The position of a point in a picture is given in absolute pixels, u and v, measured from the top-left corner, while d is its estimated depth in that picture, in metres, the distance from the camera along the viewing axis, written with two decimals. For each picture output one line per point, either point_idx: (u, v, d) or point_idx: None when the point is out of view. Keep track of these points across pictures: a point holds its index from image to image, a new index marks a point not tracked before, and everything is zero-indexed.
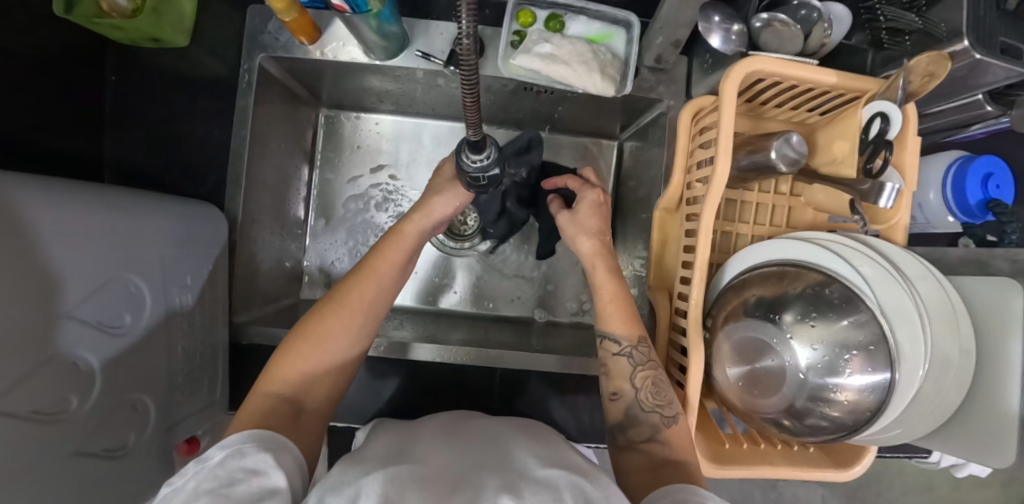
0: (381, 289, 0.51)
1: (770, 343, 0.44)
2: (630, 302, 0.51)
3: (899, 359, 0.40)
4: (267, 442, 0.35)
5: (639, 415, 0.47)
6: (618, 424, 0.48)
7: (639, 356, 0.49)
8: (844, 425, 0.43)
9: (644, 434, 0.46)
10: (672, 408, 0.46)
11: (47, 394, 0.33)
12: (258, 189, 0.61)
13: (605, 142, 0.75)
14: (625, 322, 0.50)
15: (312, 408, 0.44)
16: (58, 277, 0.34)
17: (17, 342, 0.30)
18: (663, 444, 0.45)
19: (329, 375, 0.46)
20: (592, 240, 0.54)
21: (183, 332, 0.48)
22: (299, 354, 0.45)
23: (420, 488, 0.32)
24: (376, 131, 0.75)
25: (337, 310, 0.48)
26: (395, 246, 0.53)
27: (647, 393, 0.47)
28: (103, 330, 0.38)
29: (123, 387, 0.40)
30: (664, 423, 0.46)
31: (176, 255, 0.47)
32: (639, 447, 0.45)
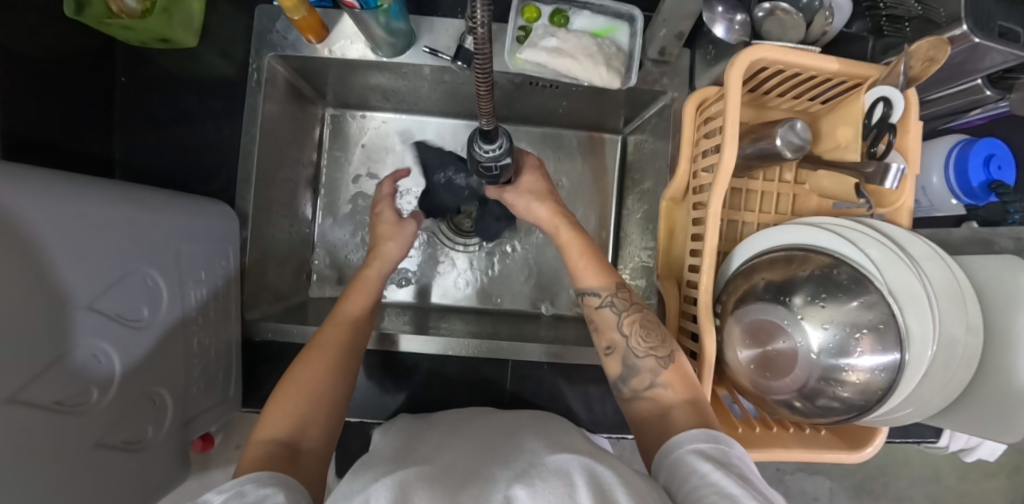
0: (353, 330, 0.52)
1: (782, 325, 0.45)
2: (602, 257, 0.53)
3: (908, 339, 0.41)
4: (269, 480, 0.34)
5: (636, 362, 0.47)
6: (619, 378, 0.48)
7: (621, 303, 0.50)
8: (855, 405, 0.43)
9: (645, 382, 0.46)
10: (666, 349, 0.47)
11: (69, 385, 0.33)
12: (268, 187, 0.61)
13: (608, 137, 0.76)
14: (598, 274, 0.52)
15: (312, 449, 0.42)
16: (78, 269, 0.34)
17: (41, 332, 0.30)
18: (665, 388, 0.45)
19: (323, 415, 0.44)
20: (546, 203, 0.57)
21: (198, 328, 0.48)
22: (288, 399, 0.44)
23: (430, 490, 0.32)
24: (381, 130, 0.75)
25: (316, 353, 0.48)
26: (360, 293, 0.55)
27: (638, 338, 0.48)
28: (122, 323, 0.38)
29: (142, 381, 0.40)
30: (661, 365, 0.46)
31: (191, 252, 0.48)
32: (643, 396, 0.46)
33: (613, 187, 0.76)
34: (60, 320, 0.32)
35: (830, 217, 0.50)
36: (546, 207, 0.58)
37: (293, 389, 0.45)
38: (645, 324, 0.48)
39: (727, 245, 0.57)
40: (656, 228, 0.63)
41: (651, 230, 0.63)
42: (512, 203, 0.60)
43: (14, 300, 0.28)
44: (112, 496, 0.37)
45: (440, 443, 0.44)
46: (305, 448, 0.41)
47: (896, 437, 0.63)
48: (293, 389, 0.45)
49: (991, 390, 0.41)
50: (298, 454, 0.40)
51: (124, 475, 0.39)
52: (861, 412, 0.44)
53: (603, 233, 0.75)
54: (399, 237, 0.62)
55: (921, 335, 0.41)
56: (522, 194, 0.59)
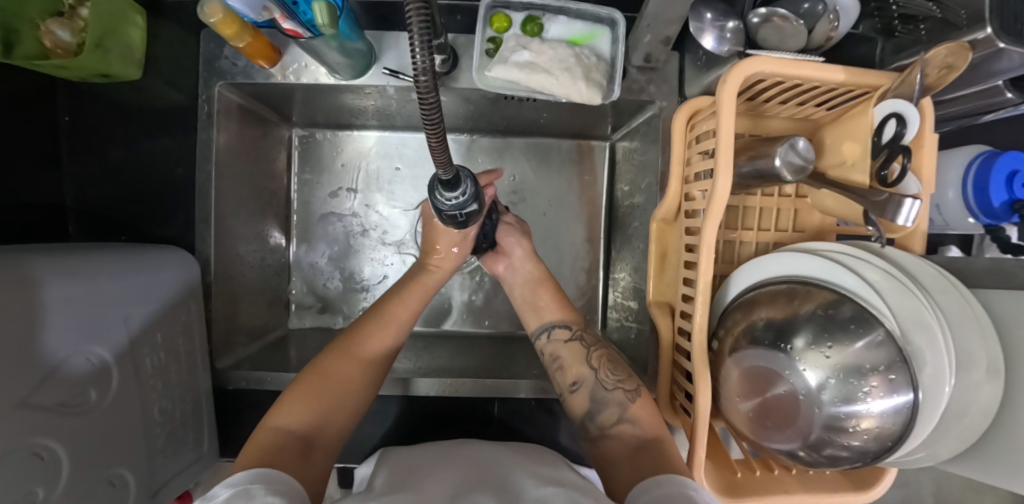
0: (395, 328, 0.50)
1: (781, 373, 0.41)
2: (563, 295, 0.56)
3: (920, 381, 0.38)
4: (279, 484, 0.31)
5: (604, 395, 0.46)
6: (586, 415, 0.47)
7: (588, 338, 0.52)
8: (865, 453, 0.40)
9: (613, 417, 0.45)
10: (631, 382, 0.47)
11: (7, 494, 0.31)
12: (233, 225, 0.57)
13: (596, 143, 0.71)
14: (559, 310, 0.54)
15: (322, 446, 0.40)
16: (0, 367, 0.31)
17: None
18: (632, 423, 0.44)
19: (343, 412, 0.43)
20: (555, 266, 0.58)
21: (158, 393, 0.45)
22: (315, 391, 0.42)
23: None
24: (355, 148, 0.71)
25: (355, 353, 0.46)
26: (412, 293, 0.53)
27: (606, 371, 0.48)
28: (63, 412, 0.35)
29: (96, 465, 0.38)
30: (628, 399, 0.46)
31: (145, 314, 0.44)
32: (612, 433, 0.44)
33: (603, 197, 0.72)
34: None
35: (833, 242, 0.46)
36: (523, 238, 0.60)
37: (321, 382, 0.43)
38: (611, 359, 0.50)
39: (725, 267, 0.53)
40: (646, 249, 0.59)
41: (642, 250, 0.59)
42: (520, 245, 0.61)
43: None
44: None
45: (420, 468, 0.41)
46: (318, 444, 0.39)
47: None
48: (321, 384, 0.43)
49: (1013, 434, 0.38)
50: (309, 448, 0.38)
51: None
52: (866, 456, 0.41)
53: (594, 247, 0.71)
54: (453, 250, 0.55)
55: (937, 373, 0.38)
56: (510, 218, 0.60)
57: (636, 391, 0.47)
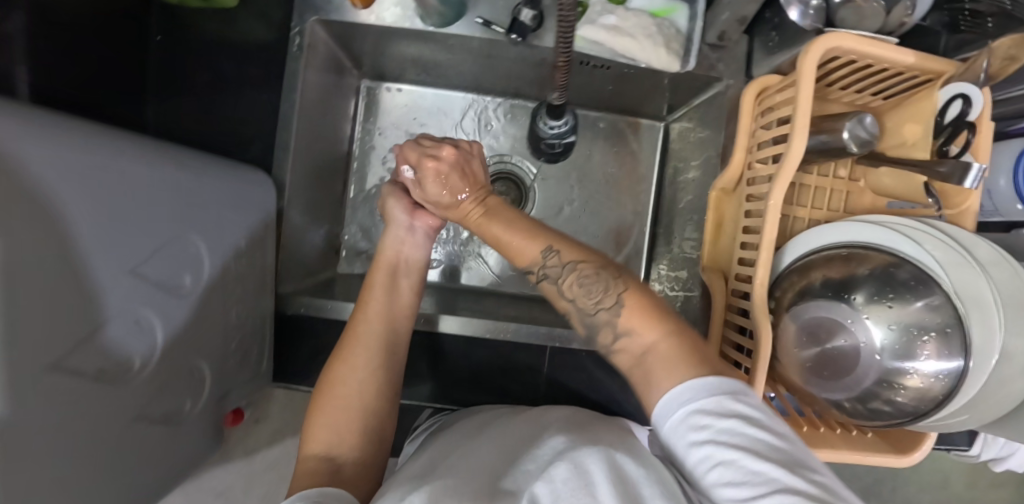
0: (385, 321, 0.49)
1: (844, 323, 0.43)
2: (528, 219, 0.41)
3: (973, 345, 0.40)
4: (329, 500, 0.34)
5: (589, 322, 0.37)
6: (587, 341, 0.38)
7: (555, 269, 0.38)
8: (908, 410, 0.43)
9: (610, 337, 0.36)
10: (612, 295, 0.36)
11: (111, 354, 0.32)
12: (305, 157, 0.59)
13: (650, 123, 0.74)
14: (529, 244, 0.39)
15: (357, 458, 0.42)
16: (114, 234, 0.31)
17: (83, 299, 0.29)
18: (635, 337, 0.34)
19: (364, 418, 0.44)
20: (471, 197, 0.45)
21: (237, 298, 0.46)
22: (331, 401, 0.44)
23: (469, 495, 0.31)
24: (417, 103, 0.73)
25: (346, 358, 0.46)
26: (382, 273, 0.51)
27: (582, 296, 0.37)
28: (167, 290, 0.37)
29: (182, 350, 0.39)
30: (616, 315, 0.35)
31: (234, 217, 0.46)
32: (616, 351, 0.36)
33: (653, 174, 0.74)
34: (94, 291, 0.30)
35: (891, 218, 0.47)
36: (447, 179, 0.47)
37: (332, 397, 0.44)
38: (585, 276, 0.37)
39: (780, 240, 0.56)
40: (700, 220, 0.61)
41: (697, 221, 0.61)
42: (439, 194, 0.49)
43: (35, 272, 0.25)
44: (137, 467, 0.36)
45: (456, 453, 0.41)
46: (352, 462, 0.41)
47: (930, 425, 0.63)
48: (332, 398, 0.44)
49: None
50: (342, 466, 0.41)
51: (159, 443, 0.39)
52: (908, 414, 0.43)
53: (639, 222, 0.74)
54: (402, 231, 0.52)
55: (986, 344, 0.40)
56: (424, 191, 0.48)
57: (620, 293, 0.36)
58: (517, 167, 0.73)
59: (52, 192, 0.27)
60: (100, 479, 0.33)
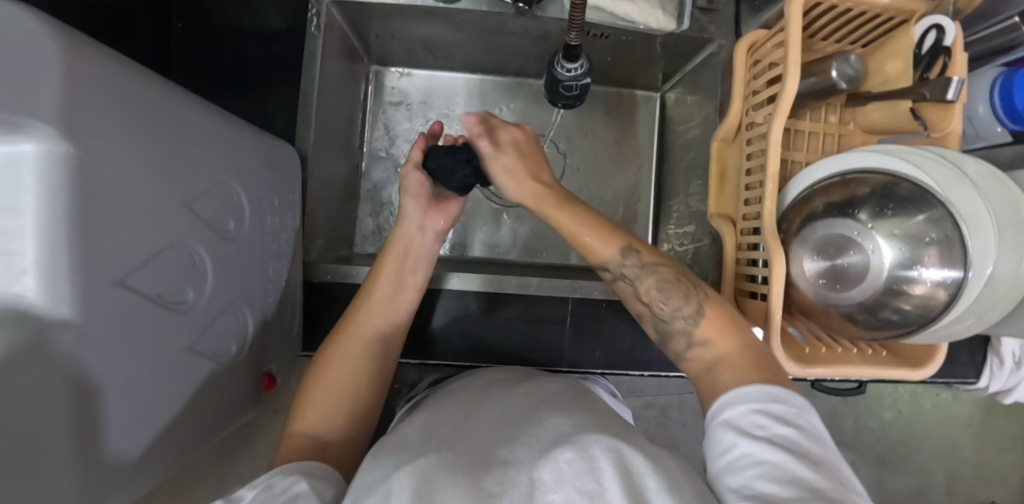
0: (379, 311, 0.51)
1: (852, 237, 0.46)
2: (609, 223, 0.49)
3: (972, 254, 0.42)
4: (298, 473, 0.35)
5: (666, 327, 0.45)
6: (660, 342, 0.46)
7: (632, 271, 0.46)
8: (914, 319, 0.45)
9: (683, 344, 0.43)
10: (692, 307, 0.43)
11: (167, 281, 0.34)
12: (325, 134, 0.61)
13: (647, 96, 0.78)
14: (609, 242, 0.47)
15: (339, 438, 0.43)
16: (169, 167, 0.34)
17: (141, 220, 0.31)
18: (705, 346, 0.42)
19: (353, 397, 0.46)
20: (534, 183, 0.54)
21: (270, 254, 0.48)
22: (322, 381, 0.46)
23: (460, 464, 0.30)
24: (426, 88, 0.76)
25: (343, 341, 0.49)
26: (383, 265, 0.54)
27: (660, 304, 0.45)
28: (212, 230, 0.39)
29: (224, 292, 0.40)
30: (692, 324, 0.43)
31: (266, 177, 0.48)
32: (688, 356, 0.43)
33: (653, 143, 0.78)
34: (156, 213, 0.32)
35: (902, 147, 0.48)
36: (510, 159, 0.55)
37: (324, 375, 0.46)
38: (665, 286, 0.45)
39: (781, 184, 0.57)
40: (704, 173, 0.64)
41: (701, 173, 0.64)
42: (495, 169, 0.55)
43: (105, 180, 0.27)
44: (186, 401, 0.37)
45: (458, 421, 0.40)
46: (334, 439, 0.43)
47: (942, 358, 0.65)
48: (324, 376, 0.46)
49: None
50: (326, 445, 0.42)
51: (208, 384, 0.40)
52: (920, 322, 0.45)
53: (644, 188, 0.77)
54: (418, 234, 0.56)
55: (984, 252, 0.42)
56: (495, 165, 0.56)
57: (695, 312, 0.43)
58: None
59: (121, 116, 0.29)
60: (162, 400, 0.34)
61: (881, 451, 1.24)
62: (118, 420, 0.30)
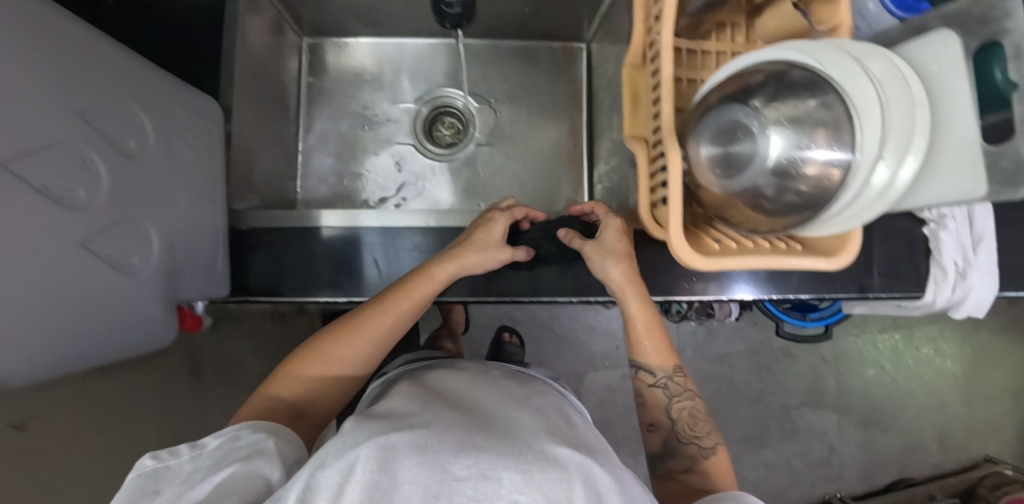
0: (387, 331, 0.58)
1: (747, 126, 0.45)
2: (667, 342, 0.65)
3: (861, 135, 0.41)
4: (260, 429, 0.46)
5: (679, 446, 0.62)
6: (658, 454, 0.64)
7: (673, 387, 0.64)
8: (812, 202, 0.44)
9: (683, 465, 0.62)
10: (708, 441, 0.62)
11: (55, 176, 0.35)
12: (251, 93, 0.64)
13: (576, 48, 0.79)
14: (659, 356, 0.65)
15: (309, 415, 0.56)
16: (57, 70, 0.35)
17: (25, 108, 0.32)
18: (699, 473, 0.60)
19: (331, 383, 0.57)
20: (622, 264, 0.57)
21: (183, 188, 0.49)
22: (312, 367, 0.56)
23: (441, 446, 0.32)
24: (359, 56, 0.78)
25: (344, 342, 0.57)
26: (403, 302, 0.56)
27: (685, 427, 0.63)
28: (107, 143, 0.40)
29: (123, 206, 0.41)
30: (700, 453, 0.61)
31: (177, 114, 0.50)
32: (679, 475, 0.61)
33: (583, 91, 0.79)
34: (42, 107, 0.34)
35: (810, 42, 0.45)
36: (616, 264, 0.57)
37: (315, 360, 0.56)
38: (692, 415, 0.63)
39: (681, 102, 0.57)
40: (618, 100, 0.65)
41: (616, 102, 0.65)
42: (587, 253, 0.58)
43: None
44: (97, 307, 0.39)
45: (441, 406, 0.41)
46: (304, 412, 0.55)
47: (882, 273, 0.65)
48: (315, 360, 0.56)
49: (953, 147, 0.41)
50: (298, 416, 0.54)
51: (119, 292, 0.41)
52: (818, 204, 0.44)
53: (577, 137, 0.78)
54: (487, 255, 0.57)
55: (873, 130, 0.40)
56: (602, 250, 0.58)
57: (711, 447, 0.62)
58: (450, 98, 0.79)
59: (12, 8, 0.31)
60: (60, 294, 0.35)
61: (867, 412, 1.23)
62: (8, 291, 0.30)
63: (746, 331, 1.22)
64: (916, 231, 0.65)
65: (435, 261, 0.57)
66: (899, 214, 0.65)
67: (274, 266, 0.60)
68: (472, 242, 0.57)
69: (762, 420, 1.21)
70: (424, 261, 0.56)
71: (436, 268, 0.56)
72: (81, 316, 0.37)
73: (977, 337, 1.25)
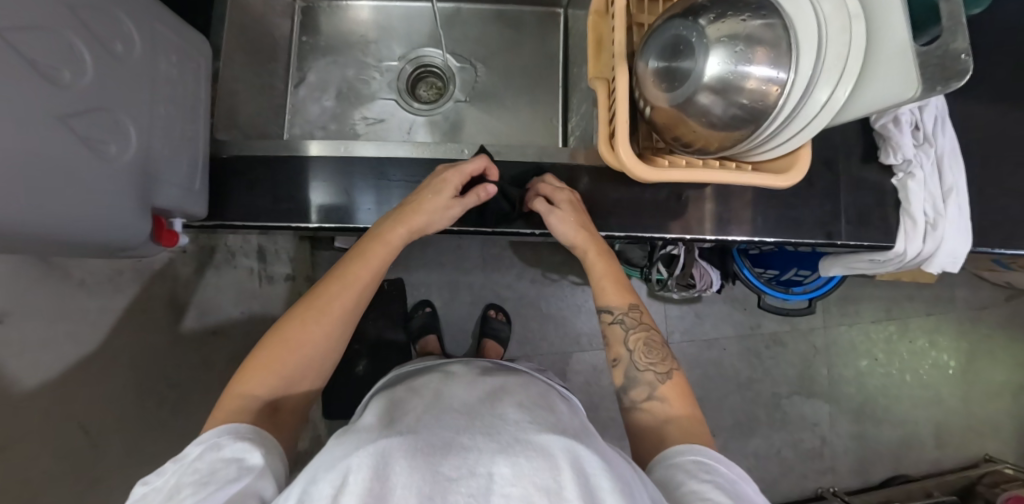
0: (351, 307, 0.59)
1: (690, 41, 0.46)
2: (625, 281, 0.65)
3: (796, 58, 0.46)
4: (245, 433, 0.48)
5: (637, 374, 0.60)
6: (621, 388, 0.61)
7: (630, 321, 0.63)
8: (756, 116, 0.47)
9: (644, 393, 0.58)
10: (665, 367, 0.60)
11: (51, 56, 0.38)
12: (240, 37, 0.68)
13: (554, 14, 0.82)
14: (617, 293, 0.64)
15: (287, 407, 0.56)
16: None
17: None
18: (661, 400, 0.57)
19: (301, 373, 0.56)
20: (580, 230, 0.61)
21: (166, 104, 0.53)
22: (276, 358, 0.55)
23: (424, 448, 0.36)
24: (347, 17, 0.82)
25: (307, 327, 0.56)
26: (360, 271, 0.59)
27: (642, 355, 0.61)
28: (98, 41, 0.44)
29: (107, 102, 0.45)
30: (658, 379, 0.59)
31: (166, 36, 0.53)
32: (642, 405, 0.58)
33: (560, 54, 0.82)
34: None
35: None
36: (575, 225, 0.61)
37: (279, 349, 0.55)
38: (647, 344, 0.61)
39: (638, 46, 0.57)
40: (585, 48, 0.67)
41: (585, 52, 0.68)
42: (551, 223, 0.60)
43: None
44: (86, 189, 0.42)
45: (423, 410, 0.45)
46: (279, 405, 0.55)
47: (849, 221, 0.65)
48: (280, 349, 0.55)
49: (891, 58, 0.43)
50: (274, 410, 0.54)
51: (101, 179, 0.44)
52: (758, 121, 0.48)
53: (554, 97, 0.81)
54: (436, 213, 0.59)
55: (808, 51, 0.46)
56: (566, 219, 0.60)
57: (671, 373, 0.60)
58: (432, 58, 0.83)
59: None
60: (50, 161, 0.38)
61: (860, 403, 1.19)
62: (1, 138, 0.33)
63: (734, 316, 1.20)
64: (884, 182, 0.66)
65: (386, 225, 0.59)
66: (866, 164, 0.66)
67: (252, 194, 0.62)
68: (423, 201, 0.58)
69: (751, 408, 1.18)
70: (374, 226, 0.59)
71: (389, 231, 0.58)
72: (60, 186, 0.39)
73: (975, 330, 1.22)
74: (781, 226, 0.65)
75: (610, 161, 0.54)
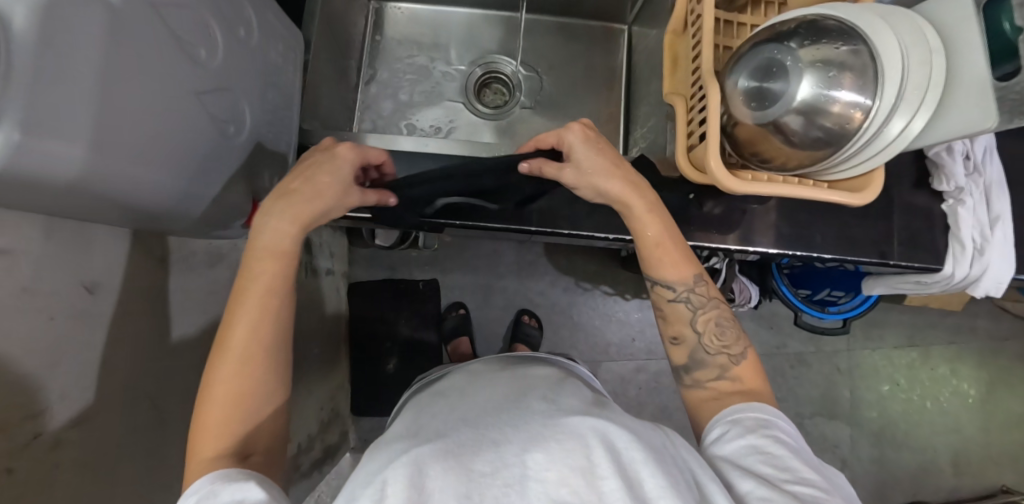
0: (269, 323, 0.47)
1: (784, 68, 0.50)
2: (682, 248, 0.57)
3: (883, 75, 0.47)
4: (237, 475, 0.40)
5: (706, 357, 0.56)
6: (684, 366, 0.57)
7: (695, 300, 0.57)
8: (839, 136, 0.50)
9: (713, 375, 0.55)
10: (737, 348, 0.56)
11: (189, 33, 0.41)
12: (326, 32, 0.70)
13: (617, 29, 0.86)
14: (678, 268, 0.57)
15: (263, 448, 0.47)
16: None
17: None
18: (732, 379, 0.54)
19: (260, 409, 0.47)
20: (618, 179, 0.54)
21: (269, 90, 0.55)
22: (219, 411, 0.44)
23: (447, 451, 0.34)
24: (418, 21, 0.85)
25: (233, 366, 0.45)
26: (251, 282, 0.47)
27: (710, 337, 0.56)
28: (225, 26, 0.46)
29: (228, 82, 0.47)
30: (731, 361, 0.55)
31: (273, 27, 0.56)
32: (709, 385, 0.55)
33: (622, 68, 0.85)
34: None
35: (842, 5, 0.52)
36: (607, 170, 0.54)
37: (226, 398, 0.45)
38: (716, 322, 0.57)
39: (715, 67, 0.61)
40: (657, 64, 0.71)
41: (656, 66, 0.71)
42: (574, 182, 0.55)
43: None
44: (200, 161, 0.44)
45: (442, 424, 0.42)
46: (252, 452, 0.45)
47: (901, 243, 0.68)
48: (225, 399, 0.45)
49: (969, 86, 0.46)
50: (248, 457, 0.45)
51: (213, 154, 0.46)
52: (839, 143, 0.51)
53: (614, 109, 0.85)
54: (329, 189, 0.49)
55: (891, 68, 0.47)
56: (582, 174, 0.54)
57: (743, 351, 0.56)
58: (498, 64, 0.86)
59: None
60: (177, 131, 0.40)
61: (881, 426, 1.21)
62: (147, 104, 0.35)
63: (761, 334, 1.23)
64: (935, 207, 0.69)
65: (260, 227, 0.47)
66: (917, 189, 0.69)
67: None
68: (300, 177, 0.49)
69: None
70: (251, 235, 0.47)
71: (270, 236, 0.47)
72: (180, 154, 0.41)
73: (993, 361, 1.24)
74: (838, 243, 0.68)
75: (692, 174, 0.57)
